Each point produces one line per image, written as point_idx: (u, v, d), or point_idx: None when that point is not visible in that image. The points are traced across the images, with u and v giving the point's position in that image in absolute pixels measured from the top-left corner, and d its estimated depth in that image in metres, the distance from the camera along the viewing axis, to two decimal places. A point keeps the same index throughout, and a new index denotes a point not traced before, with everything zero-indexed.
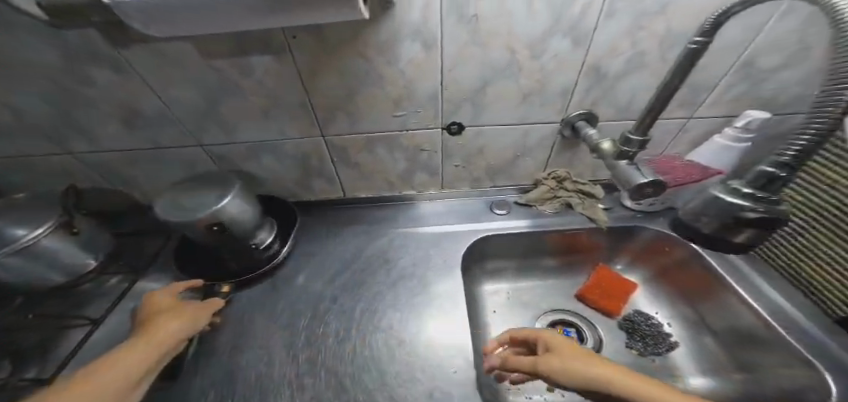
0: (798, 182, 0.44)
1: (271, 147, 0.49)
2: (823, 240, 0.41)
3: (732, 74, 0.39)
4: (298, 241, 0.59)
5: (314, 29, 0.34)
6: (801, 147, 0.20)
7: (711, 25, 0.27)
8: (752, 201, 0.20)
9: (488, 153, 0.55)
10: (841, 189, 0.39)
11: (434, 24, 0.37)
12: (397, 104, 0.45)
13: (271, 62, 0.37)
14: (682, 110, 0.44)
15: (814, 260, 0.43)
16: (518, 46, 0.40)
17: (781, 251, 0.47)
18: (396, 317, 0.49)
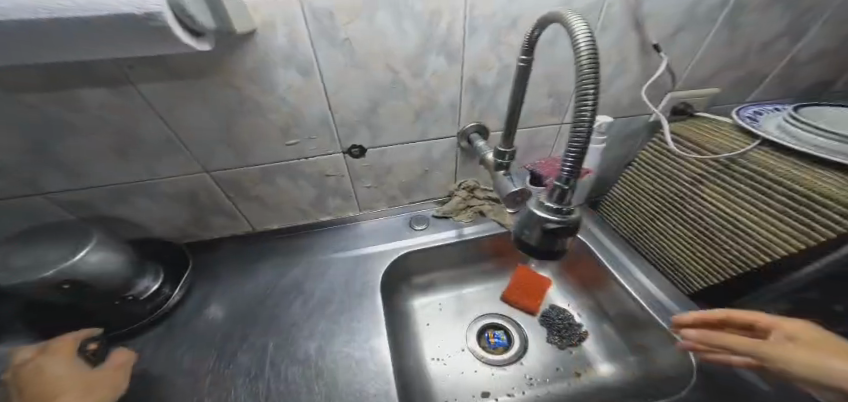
0: (648, 176, 0.52)
1: (148, 186, 0.44)
2: (671, 224, 0.48)
3: (582, 82, 0.48)
4: (200, 285, 0.52)
5: (152, 60, 0.31)
6: (571, 164, 0.24)
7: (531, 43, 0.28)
8: (553, 214, 0.25)
9: (398, 172, 0.54)
10: (678, 179, 0.47)
11: (306, 51, 0.35)
12: (287, 133, 0.42)
13: (109, 95, 0.33)
14: (554, 116, 0.52)
15: (667, 243, 0.50)
16: (398, 65, 0.39)
17: (645, 237, 0.54)
18: (313, 346, 0.45)
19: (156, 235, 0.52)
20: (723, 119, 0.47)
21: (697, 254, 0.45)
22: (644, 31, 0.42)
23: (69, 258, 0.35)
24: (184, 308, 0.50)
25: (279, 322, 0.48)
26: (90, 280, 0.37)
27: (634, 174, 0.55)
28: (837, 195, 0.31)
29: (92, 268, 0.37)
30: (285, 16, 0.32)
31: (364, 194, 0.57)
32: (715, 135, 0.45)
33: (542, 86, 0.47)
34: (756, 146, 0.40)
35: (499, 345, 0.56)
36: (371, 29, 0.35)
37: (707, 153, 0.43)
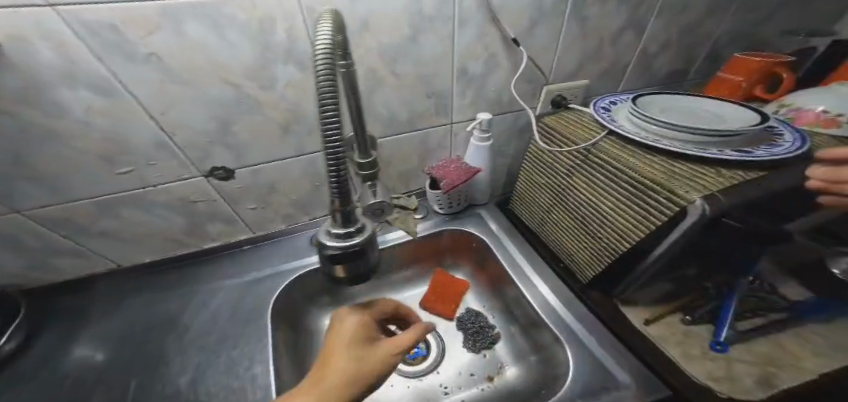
0: (536, 164, 0.54)
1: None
2: (561, 213, 0.51)
3: (459, 81, 0.48)
4: (44, 335, 0.43)
5: None
6: (336, 188, 0.23)
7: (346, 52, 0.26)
8: (332, 241, 0.25)
9: (282, 190, 0.50)
10: (557, 171, 0.49)
11: (94, 67, 0.29)
12: (113, 160, 0.37)
13: None
14: (442, 117, 0.51)
15: (562, 231, 0.53)
16: (237, 79, 0.35)
17: (545, 223, 0.56)
18: (183, 382, 0.38)
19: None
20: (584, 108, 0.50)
21: (584, 242, 0.48)
22: (501, 23, 0.43)
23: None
24: (23, 360, 0.40)
25: (142, 366, 0.40)
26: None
27: (526, 170, 0.57)
28: (661, 181, 0.34)
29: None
30: (44, 26, 0.26)
31: (250, 215, 0.51)
32: (578, 126, 0.47)
33: (418, 86, 0.45)
34: (606, 134, 0.42)
35: (417, 354, 0.55)
36: (181, 41, 0.31)
37: (571, 144, 0.45)
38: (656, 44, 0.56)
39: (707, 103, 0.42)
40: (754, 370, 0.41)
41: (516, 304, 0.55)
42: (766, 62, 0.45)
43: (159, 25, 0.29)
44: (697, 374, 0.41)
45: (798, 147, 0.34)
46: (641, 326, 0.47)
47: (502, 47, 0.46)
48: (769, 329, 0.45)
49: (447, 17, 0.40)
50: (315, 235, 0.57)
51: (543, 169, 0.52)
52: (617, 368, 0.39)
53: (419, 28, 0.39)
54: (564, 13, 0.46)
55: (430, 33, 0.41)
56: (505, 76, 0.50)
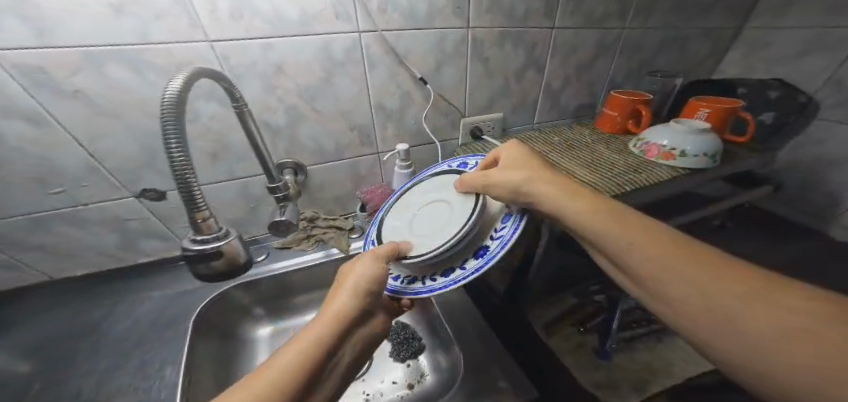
0: None
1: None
2: None
3: (377, 114, 0.55)
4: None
5: None
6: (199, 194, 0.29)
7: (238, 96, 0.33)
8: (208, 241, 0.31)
9: (218, 209, 0.54)
10: None
11: (26, 102, 0.33)
12: (45, 183, 0.40)
13: None
14: (366, 147, 0.58)
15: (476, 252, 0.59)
16: (163, 114, 0.40)
17: None
18: (91, 383, 0.41)
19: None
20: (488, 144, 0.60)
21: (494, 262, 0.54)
22: (407, 65, 0.51)
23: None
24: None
25: (71, 372, 0.43)
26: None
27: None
28: None
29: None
30: None
31: (187, 233, 0.54)
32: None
33: (340, 121, 0.52)
34: None
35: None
36: (102, 79, 0.34)
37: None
38: (557, 79, 0.66)
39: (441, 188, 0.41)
40: (629, 375, 0.50)
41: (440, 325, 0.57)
42: (631, 99, 0.55)
43: (81, 66, 0.33)
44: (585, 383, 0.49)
45: (517, 225, 0.32)
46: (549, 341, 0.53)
47: (412, 85, 0.54)
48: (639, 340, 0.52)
49: (356, 60, 0.48)
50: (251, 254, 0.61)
51: None
52: (500, 374, 0.41)
53: (334, 71, 0.47)
54: (464, 54, 0.55)
55: (340, 74, 0.48)
56: (420, 111, 0.57)
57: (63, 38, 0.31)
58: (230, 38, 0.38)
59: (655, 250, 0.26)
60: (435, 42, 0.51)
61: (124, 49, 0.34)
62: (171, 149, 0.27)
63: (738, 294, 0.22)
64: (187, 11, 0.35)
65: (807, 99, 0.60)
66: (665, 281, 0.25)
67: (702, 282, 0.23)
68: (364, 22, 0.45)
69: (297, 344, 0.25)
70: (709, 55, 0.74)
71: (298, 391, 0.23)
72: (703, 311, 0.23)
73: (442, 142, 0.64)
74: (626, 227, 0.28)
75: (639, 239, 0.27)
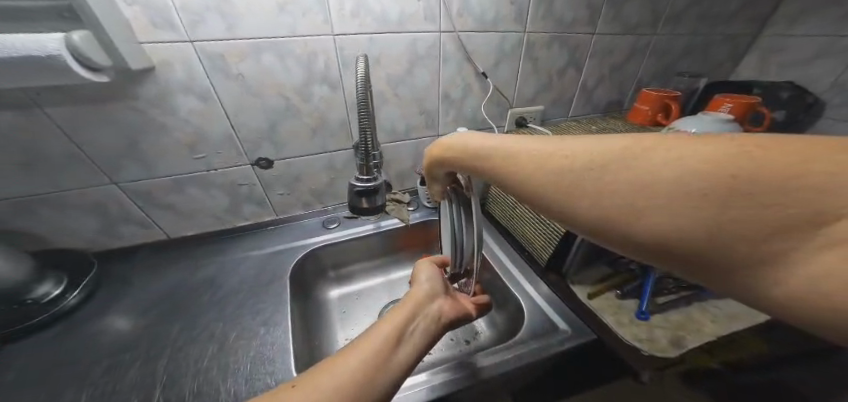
0: None
1: (47, 201, 0.45)
2: (518, 214, 0.67)
3: (443, 103, 0.64)
4: (106, 291, 0.48)
5: (57, 88, 0.38)
6: (372, 155, 0.46)
7: (364, 65, 0.42)
8: (363, 185, 0.47)
9: (306, 179, 0.63)
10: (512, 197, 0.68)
11: (202, 82, 0.45)
12: (192, 148, 0.50)
13: (15, 118, 0.38)
14: (430, 130, 0.67)
15: (521, 225, 0.67)
16: (288, 93, 0.51)
17: (507, 224, 0.72)
18: (218, 328, 0.43)
19: (56, 248, 0.49)
20: (537, 131, 0.68)
21: (536, 235, 0.62)
22: (473, 62, 0.61)
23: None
24: (91, 305, 0.46)
25: (197, 321, 0.44)
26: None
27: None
28: None
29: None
30: (181, 57, 0.43)
31: (279, 200, 0.63)
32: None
33: (413, 106, 0.62)
34: None
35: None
36: (257, 66, 0.47)
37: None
38: (593, 77, 0.74)
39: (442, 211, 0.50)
40: (668, 334, 0.50)
41: (495, 287, 0.65)
42: (661, 95, 0.65)
43: (247, 54, 0.46)
44: (629, 338, 0.49)
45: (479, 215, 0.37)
46: (586, 301, 0.55)
47: (474, 79, 0.63)
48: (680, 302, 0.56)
49: (434, 56, 0.57)
50: (325, 220, 0.68)
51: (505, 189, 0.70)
52: (560, 321, 0.51)
53: (417, 65, 0.57)
54: (519, 53, 0.64)
55: (419, 66, 0.57)
56: (477, 102, 0.67)
57: (242, 32, 0.44)
58: (348, 32, 0.49)
59: (541, 169, 0.25)
60: (497, 43, 0.61)
61: (278, 40, 0.46)
62: (362, 115, 0.42)
63: (628, 177, 0.21)
64: (324, 10, 0.47)
65: (814, 99, 0.69)
66: (559, 198, 0.24)
67: (606, 177, 0.22)
68: (445, 24, 0.55)
69: (383, 322, 0.32)
70: (727, 59, 0.84)
71: (393, 356, 0.29)
72: (598, 211, 0.22)
73: (490, 129, 0.73)
74: (515, 151, 0.27)
75: (531, 162, 0.26)
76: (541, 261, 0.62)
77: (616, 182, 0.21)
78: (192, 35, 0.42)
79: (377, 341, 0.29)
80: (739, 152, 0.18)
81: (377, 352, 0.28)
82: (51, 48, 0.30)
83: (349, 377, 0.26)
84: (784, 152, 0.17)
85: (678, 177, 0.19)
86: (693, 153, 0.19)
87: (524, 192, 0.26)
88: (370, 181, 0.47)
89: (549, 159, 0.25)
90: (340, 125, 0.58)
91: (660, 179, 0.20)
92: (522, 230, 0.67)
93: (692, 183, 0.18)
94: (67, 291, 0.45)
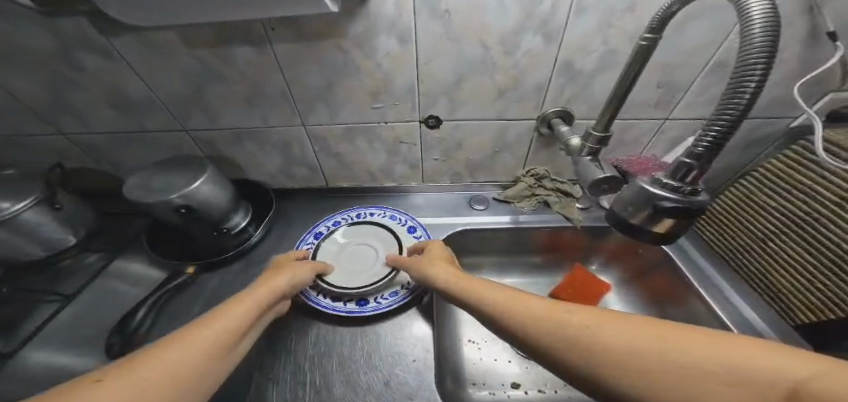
0: (751, 182, 0.47)
1: (252, 134, 0.50)
2: (769, 242, 0.43)
3: (706, 74, 0.40)
4: (280, 227, 0.57)
5: (289, 22, 0.35)
6: (714, 136, 0.22)
7: (659, 22, 0.26)
8: (670, 190, 0.23)
9: (467, 148, 0.54)
10: (769, 214, 0.44)
11: (409, 19, 0.37)
12: (376, 97, 0.45)
13: (251, 52, 0.38)
14: (659, 111, 0.45)
15: (765, 263, 0.44)
16: (491, 40, 0.39)
17: (724, 244, 0.49)
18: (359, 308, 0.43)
19: (254, 178, 0.58)
20: None
21: (806, 288, 0.39)
22: (818, 15, 0.32)
23: (189, 186, 0.40)
24: (271, 237, 0.55)
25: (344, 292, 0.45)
26: (199, 205, 0.42)
27: (756, 182, 0.46)
28: None
29: (199, 198, 0.42)
30: None
31: (433, 165, 0.57)
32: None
33: (654, 74, 0.40)
34: None
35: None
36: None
37: None
38: None
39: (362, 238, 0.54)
40: None
41: None
42: None
43: None
44: None
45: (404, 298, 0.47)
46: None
47: (796, 42, 0.35)
48: None
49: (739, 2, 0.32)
50: (473, 198, 0.61)
51: (753, 195, 0.46)
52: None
53: (695, 14, 0.34)
54: None
55: (701, 22, 0.35)
56: (773, 79, 0.39)
57: None
58: None
59: (518, 297, 0.28)
60: None
61: None
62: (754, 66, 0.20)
63: (605, 320, 0.22)
64: None
65: None
66: (532, 329, 0.24)
67: (573, 316, 0.24)
68: None
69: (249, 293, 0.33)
70: None
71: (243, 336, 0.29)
72: (567, 351, 0.22)
73: (770, 120, 0.44)
74: (547, 313, 0.25)
75: (502, 293, 0.29)
76: (790, 320, 0.41)
77: (567, 316, 0.24)
78: None
79: (241, 319, 0.30)
80: (678, 328, 0.21)
81: (240, 327, 0.29)
82: None
83: (216, 338, 0.26)
84: (709, 337, 0.19)
85: (620, 327, 0.22)
86: (634, 324, 0.22)
87: (493, 312, 0.28)
88: (693, 192, 0.23)
89: (517, 293, 0.29)
90: (532, 90, 0.45)
91: (608, 322, 0.22)
92: (765, 268, 0.44)
93: (638, 335, 0.21)
94: (248, 225, 0.53)
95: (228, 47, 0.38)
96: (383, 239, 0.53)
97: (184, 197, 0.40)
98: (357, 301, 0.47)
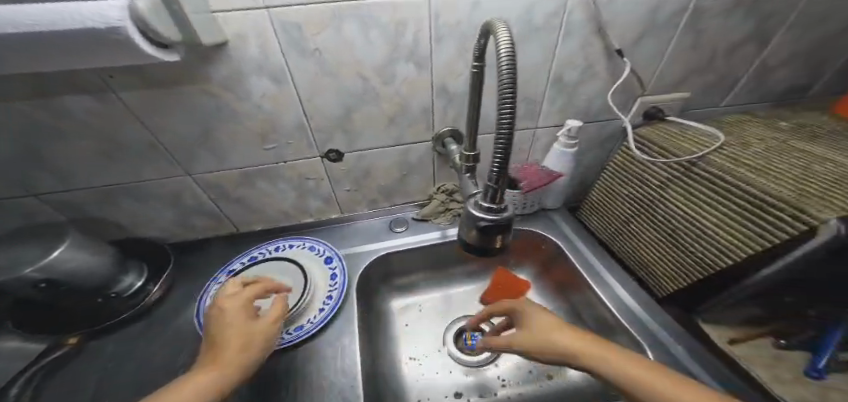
0: (605, 179, 0.56)
1: (132, 188, 0.45)
2: (628, 226, 0.51)
3: (551, 87, 0.49)
4: (187, 282, 0.52)
5: (134, 70, 0.34)
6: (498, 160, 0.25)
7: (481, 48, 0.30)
8: (483, 212, 0.27)
9: (376, 175, 0.55)
10: (622, 201, 0.52)
11: (279, 60, 0.37)
12: (264, 137, 0.44)
13: (93, 102, 0.35)
14: (527, 120, 0.53)
15: (629, 243, 0.51)
16: (368, 72, 0.41)
17: (605, 232, 0.57)
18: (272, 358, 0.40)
19: (147, 234, 0.53)
20: (693, 124, 0.48)
21: (656, 260, 0.47)
22: (606, 36, 0.44)
23: (47, 256, 0.35)
24: (176, 292, 0.50)
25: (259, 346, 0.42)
26: (66, 275, 0.37)
27: (609, 177, 0.55)
28: (794, 202, 0.31)
29: (65, 268, 0.37)
30: (258, 32, 0.35)
31: (346, 195, 0.57)
32: (684, 140, 0.45)
33: (512, 92, 0.49)
34: (713, 151, 0.41)
35: (474, 347, 0.56)
36: (338, 38, 0.37)
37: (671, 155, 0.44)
38: None
39: (274, 273, 0.50)
40: None
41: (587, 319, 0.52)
42: None
43: (328, 24, 0.36)
44: None
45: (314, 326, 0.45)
46: (725, 347, 0.42)
47: (600, 59, 0.47)
48: None
49: (553, 26, 0.42)
50: (392, 221, 0.62)
51: (610, 187, 0.55)
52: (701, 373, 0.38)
53: (525, 37, 0.43)
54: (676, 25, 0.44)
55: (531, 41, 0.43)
56: (598, 86, 0.50)
57: None
58: None
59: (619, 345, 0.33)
60: (649, 8, 0.42)
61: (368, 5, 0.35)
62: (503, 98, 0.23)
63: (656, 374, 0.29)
64: None
65: None
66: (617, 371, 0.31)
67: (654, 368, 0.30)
68: None
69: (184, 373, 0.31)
70: None
71: None
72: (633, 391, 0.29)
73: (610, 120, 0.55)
74: (609, 358, 0.31)
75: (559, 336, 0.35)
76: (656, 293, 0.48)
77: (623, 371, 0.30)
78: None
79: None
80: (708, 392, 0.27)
81: None
82: (113, 17, 0.21)
83: None
84: None
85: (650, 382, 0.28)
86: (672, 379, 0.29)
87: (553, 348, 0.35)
88: (501, 210, 0.27)
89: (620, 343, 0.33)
90: (419, 111, 0.48)
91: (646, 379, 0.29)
92: (630, 247, 0.51)
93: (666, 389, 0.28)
94: (145, 284, 0.48)
95: (65, 97, 0.34)
96: (294, 273, 0.50)
97: (41, 270, 0.35)
98: None
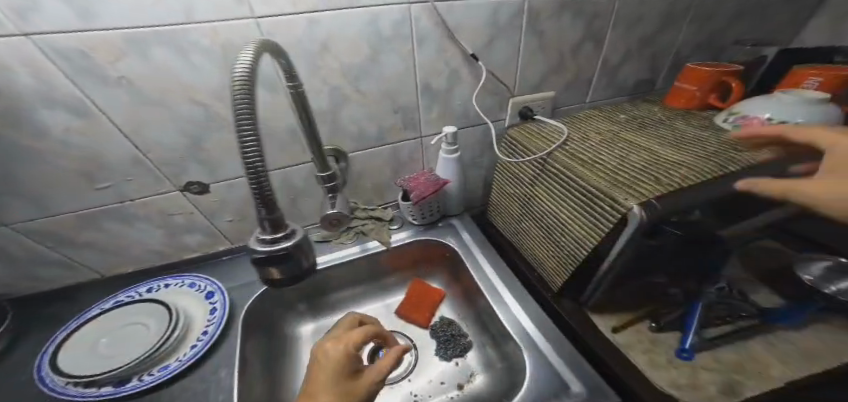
0: (497, 180, 0.59)
1: None
2: (518, 223, 0.55)
3: (423, 97, 0.51)
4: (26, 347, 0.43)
5: None
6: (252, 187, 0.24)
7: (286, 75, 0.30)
8: (261, 244, 0.26)
9: (258, 203, 0.51)
10: (510, 200, 0.56)
11: (64, 85, 0.32)
12: (93, 175, 0.39)
13: None
14: (409, 132, 0.54)
15: (522, 238, 0.55)
16: (204, 98, 0.38)
17: (505, 229, 0.60)
18: None
19: None
20: (546, 121, 0.53)
21: (541, 252, 0.50)
22: (458, 41, 0.47)
23: None
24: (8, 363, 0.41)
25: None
26: None
27: (498, 178, 0.58)
28: (608, 193, 0.35)
29: None
30: (37, 59, 0.30)
31: (229, 227, 0.52)
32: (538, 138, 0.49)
33: (383, 103, 0.48)
34: (558, 147, 0.45)
35: None
36: (149, 65, 0.34)
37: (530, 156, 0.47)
38: (617, 51, 0.58)
39: (140, 315, 0.44)
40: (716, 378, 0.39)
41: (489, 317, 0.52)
42: (718, 71, 0.48)
43: (124, 52, 0.32)
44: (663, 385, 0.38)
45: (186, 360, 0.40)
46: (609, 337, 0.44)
47: (463, 65, 0.49)
48: (735, 337, 0.43)
49: (405, 36, 0.43)
50: None
51: (500, 187, 0.58)
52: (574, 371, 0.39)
53: (379, 48, 0.43)
54: (519, 28, 0.49)
55: (385, 54, 0.44)
56: (468, 92, 0.53)
57: (105, 22, 0.30)
58: (276, 12, 0.35)
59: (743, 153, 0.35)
60: (489, 14, 0.46)
61: (166, 31, 0.32)
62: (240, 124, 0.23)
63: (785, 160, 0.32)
64: None
65: None
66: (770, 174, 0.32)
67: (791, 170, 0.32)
68: None
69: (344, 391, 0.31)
70: (784, 23, 0.69)
71: None
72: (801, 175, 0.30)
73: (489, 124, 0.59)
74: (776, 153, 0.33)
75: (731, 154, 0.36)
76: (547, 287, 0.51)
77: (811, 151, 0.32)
78: (22, 25, 0.28)
79: None
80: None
81: None
82: None
83: None
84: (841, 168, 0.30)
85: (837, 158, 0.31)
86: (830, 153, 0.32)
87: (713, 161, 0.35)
88: (278, 239, 0.26)
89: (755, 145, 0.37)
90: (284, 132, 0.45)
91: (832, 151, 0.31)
92: (523, 242, 0.55)
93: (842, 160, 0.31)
94: None
95: None
96: (160, 315, 0.44)
97: None
98: (114, 384, 0.37)
